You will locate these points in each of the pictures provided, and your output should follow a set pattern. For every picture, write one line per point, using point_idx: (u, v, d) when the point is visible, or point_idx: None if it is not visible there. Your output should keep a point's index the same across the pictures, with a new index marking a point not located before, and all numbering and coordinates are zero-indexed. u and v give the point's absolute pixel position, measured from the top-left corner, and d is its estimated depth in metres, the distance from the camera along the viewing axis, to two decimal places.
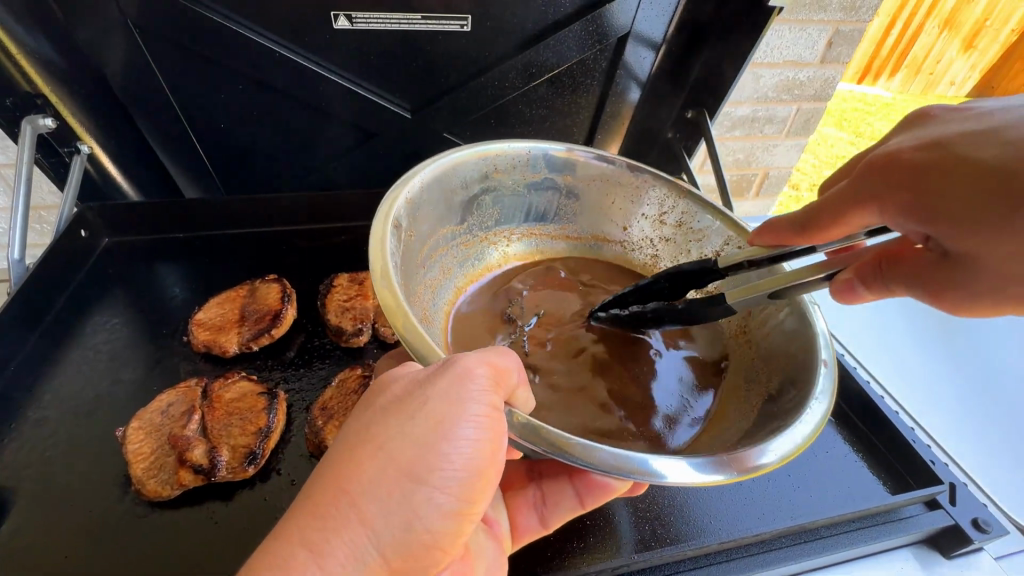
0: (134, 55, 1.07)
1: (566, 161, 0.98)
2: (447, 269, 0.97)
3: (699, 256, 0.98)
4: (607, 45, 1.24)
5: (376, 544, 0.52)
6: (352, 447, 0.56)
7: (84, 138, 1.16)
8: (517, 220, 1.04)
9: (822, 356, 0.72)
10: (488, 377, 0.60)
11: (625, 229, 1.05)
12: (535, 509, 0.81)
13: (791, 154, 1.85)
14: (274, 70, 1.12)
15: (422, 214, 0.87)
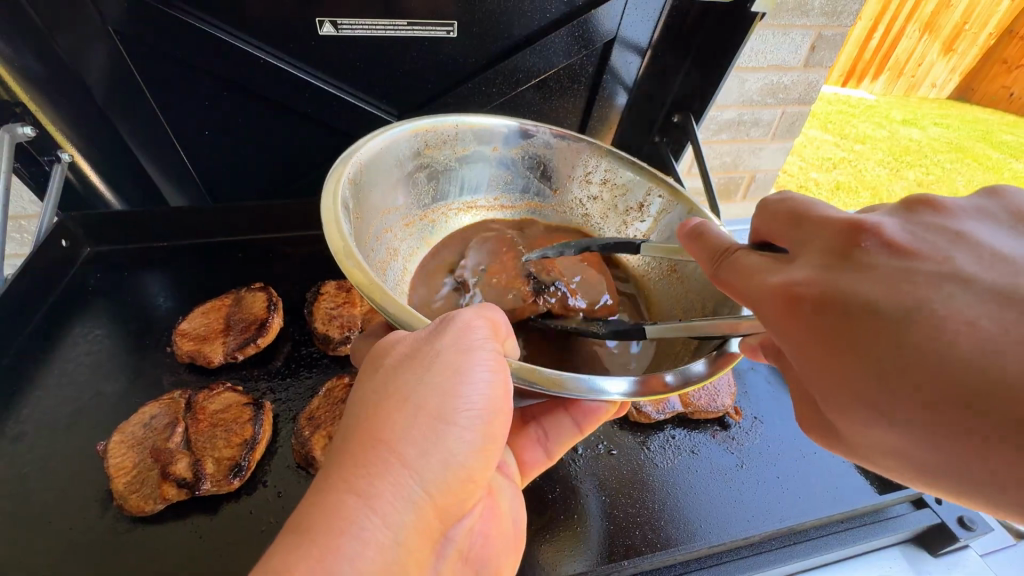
0: (114, 62, 1.05)
1: (492, 133, 0.99)
2: (396, 248, 0.95)
3: (626, 209, 1.01)
4: (594, 50, 1.25)
5: (420, 482, 0.49)
6: (373, 403, 0.52)
7: (65, 146, 1.14)
8: (452, 195, 1.04)
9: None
10: (487, 327, 0.59)
11: (554, 193, 1.07)
12: (540, 443, 0.83)
13: (777, 156, 1.90)
14: (260, 77, 1.11)
15: (365, 195, 0.85)
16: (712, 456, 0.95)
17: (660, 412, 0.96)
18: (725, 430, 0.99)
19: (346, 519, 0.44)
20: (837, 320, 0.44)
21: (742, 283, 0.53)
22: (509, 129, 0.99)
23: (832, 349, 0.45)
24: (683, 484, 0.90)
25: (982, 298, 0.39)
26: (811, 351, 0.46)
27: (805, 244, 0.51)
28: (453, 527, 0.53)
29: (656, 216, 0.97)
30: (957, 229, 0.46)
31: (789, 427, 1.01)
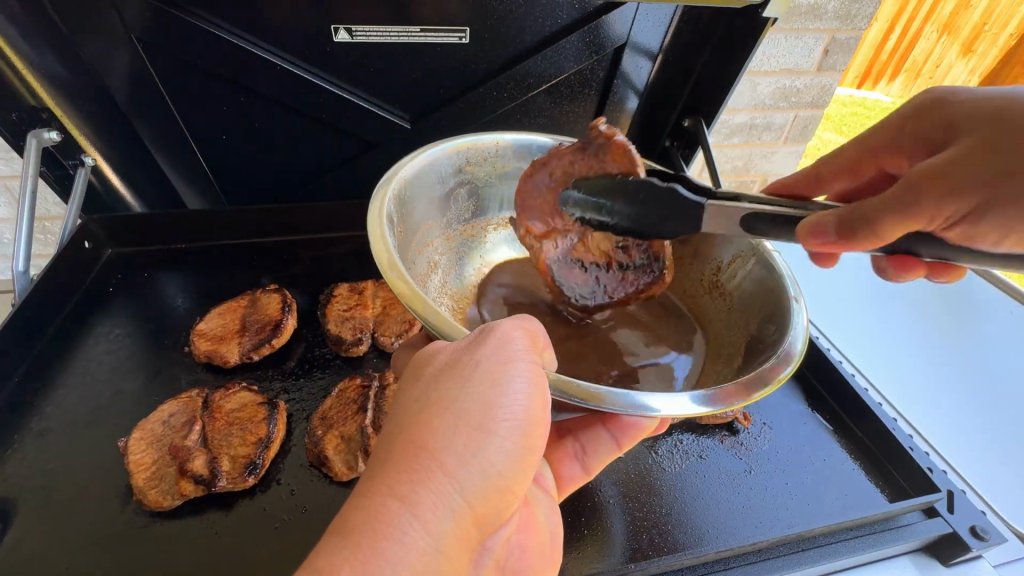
0: (137, 68, 1.08)
1: (534, 150, 0.99)
2: (436, 264, 0.96)
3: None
4: (605, 55, 1.26)
5: (460, 490, 0.50)
6: (415, 412, 0.54)
7: (89, 150, 1.17)
8: (492, 211, 1.04)
9: (791, 293, 0.76)
10: (525, 337, 0.60)
11: None
12: (577, 459, 0.83)
13: (789, 160, 1.89)
14: (276, 83, 1.14)
15: (408, 210, 0.87)
16: (721, 461, 0.95)
17: None
18: (733, 435, 0.99)
19: (388, 525, 0.45)
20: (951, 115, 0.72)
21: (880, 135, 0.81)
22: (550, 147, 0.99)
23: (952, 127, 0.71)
24: (693, 488, 0.90)
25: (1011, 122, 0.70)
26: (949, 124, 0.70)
27: None
28: (490, 535, 0.55)
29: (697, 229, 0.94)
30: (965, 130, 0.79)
31: (801, 434, 1.00)
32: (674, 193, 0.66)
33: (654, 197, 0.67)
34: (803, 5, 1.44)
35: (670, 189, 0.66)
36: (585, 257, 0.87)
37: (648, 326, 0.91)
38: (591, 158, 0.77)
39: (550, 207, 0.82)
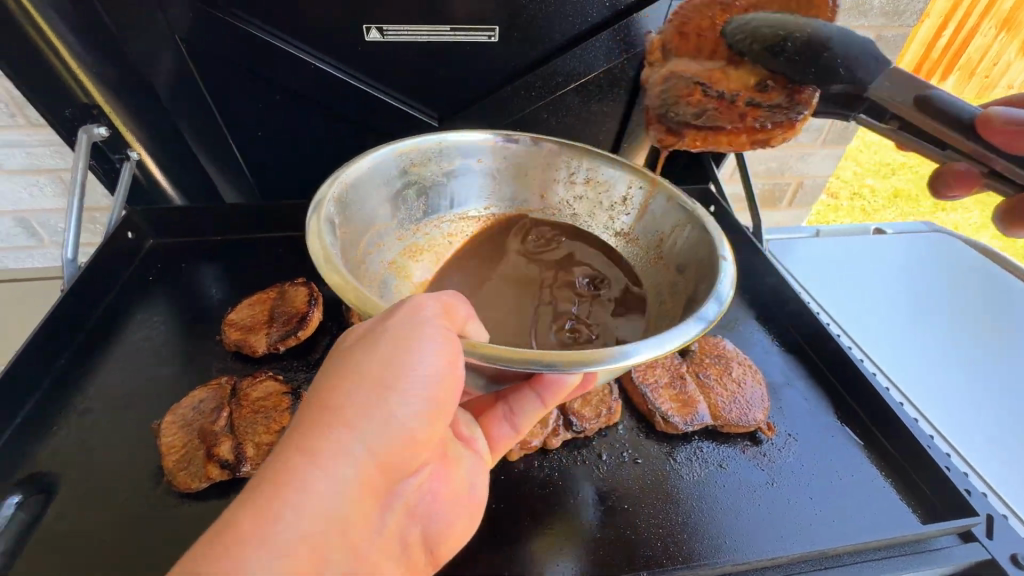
0: (180, 67, 1.13)
1: (475, 144, 1.04)
2: (388, 262, 1.02)
3: (612, 205, 1.07)
4: (635, 54, 1.25)
5: (361, 442, 0.51)
6: (324, 377, 0.55)
7: (134, 146, 1.23)
8: (443, 208, 1.09)
9: (719, 253, 0.84)
10: (438, 305, 0.62)
11: (544, 197, 1.11)
12: (506, 417, 0.81)
13: (827, 162, 1.82)
14: (310, 81, 1.17)
15: (352, 213, 0.92)
16: (742, 472, 0.91)
17: (689, 424, 0.94)
18: (756, 445, 0.96)
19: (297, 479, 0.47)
20: None
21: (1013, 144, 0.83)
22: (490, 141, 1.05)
23: None
24: (709, 497, 0.88)
25: None
26: None
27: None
28: (399, 484, 0.56)
29: (642, 206, 1.03)
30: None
31: (828, 449, 0.96)
32: (876, 53, 0.71)
33: (853, 45, 0.72)
34: (846, 1, 1.39)
35: (873, 49, 0.71)
36: (707, 80, 0.86)
37: (597, 300, 0.98)
38: (793, 5, 0.83)
39: (707, 24, 0.87)
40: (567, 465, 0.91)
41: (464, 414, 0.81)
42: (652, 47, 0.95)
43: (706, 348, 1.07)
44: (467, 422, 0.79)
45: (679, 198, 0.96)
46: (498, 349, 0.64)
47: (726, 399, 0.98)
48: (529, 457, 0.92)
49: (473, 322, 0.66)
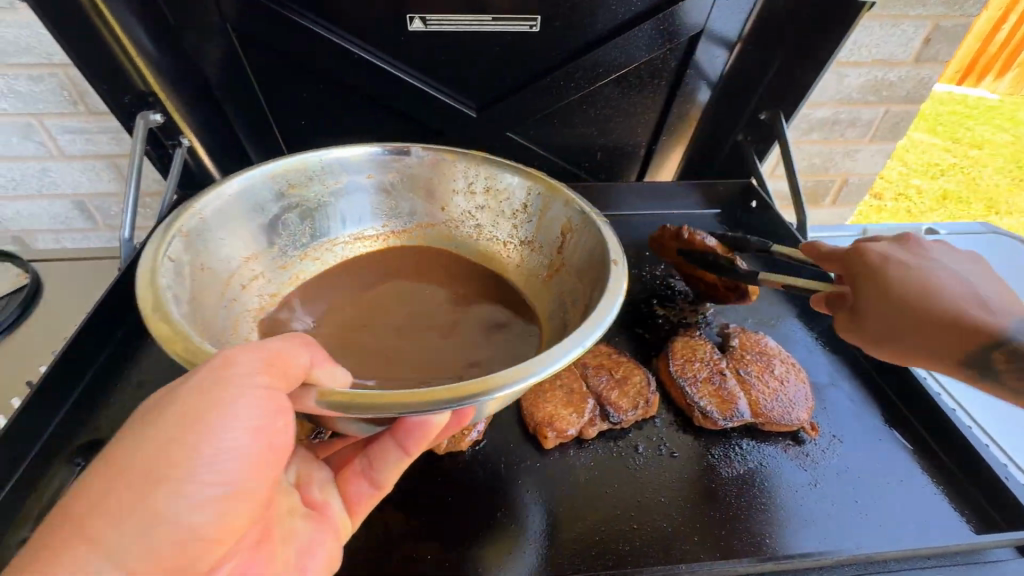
0: (229, 57, 1.16)
1: (364, 161, 1.06)
2: (268, 293, 1.02)
3: (513, 212, 1.07)
4: (678, 44, 1.23)
5: (111, 555, 0.50)
6: (93, 472, 0.53)
7: (186, 133, 1.26)
8: (335, 229, 1.11)
9: (612, 257, 0.83)
10: (260, 359, 0.58)
11: (445, 208, 1.12)
12: (364, 473, 0.80)
13: (875, 159, 1.76)
14: (352, 71, 1.19)
15: (214, 245, 0.92)
16: (783, 471, 0.89)
17: (728, 420, 0.92)
18: (798, 445, 0.93)
19: None
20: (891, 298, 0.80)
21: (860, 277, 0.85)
22: (375, 154, 1.06)
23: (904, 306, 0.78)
24: (750, 496, 0.86)
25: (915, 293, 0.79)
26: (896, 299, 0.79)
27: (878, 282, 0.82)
28: None
29: (540, 212, 1.03)
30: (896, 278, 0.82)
31: (875, 452, 0.93)
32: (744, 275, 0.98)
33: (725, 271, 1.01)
34: None
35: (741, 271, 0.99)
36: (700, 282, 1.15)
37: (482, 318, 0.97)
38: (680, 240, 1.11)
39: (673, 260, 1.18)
40: (603, 456, 0.90)
41: (323, 473, 0.82)
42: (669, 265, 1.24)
43: (747, 344, 1.05)
44: (320, 483, 0.80)
45: (575, 202, 0.96)
46: (350, 398, 0.60)
47: (767, 396, 0.96)
48: (564, 447, 0.91)
49: (326, 366, 0.64)
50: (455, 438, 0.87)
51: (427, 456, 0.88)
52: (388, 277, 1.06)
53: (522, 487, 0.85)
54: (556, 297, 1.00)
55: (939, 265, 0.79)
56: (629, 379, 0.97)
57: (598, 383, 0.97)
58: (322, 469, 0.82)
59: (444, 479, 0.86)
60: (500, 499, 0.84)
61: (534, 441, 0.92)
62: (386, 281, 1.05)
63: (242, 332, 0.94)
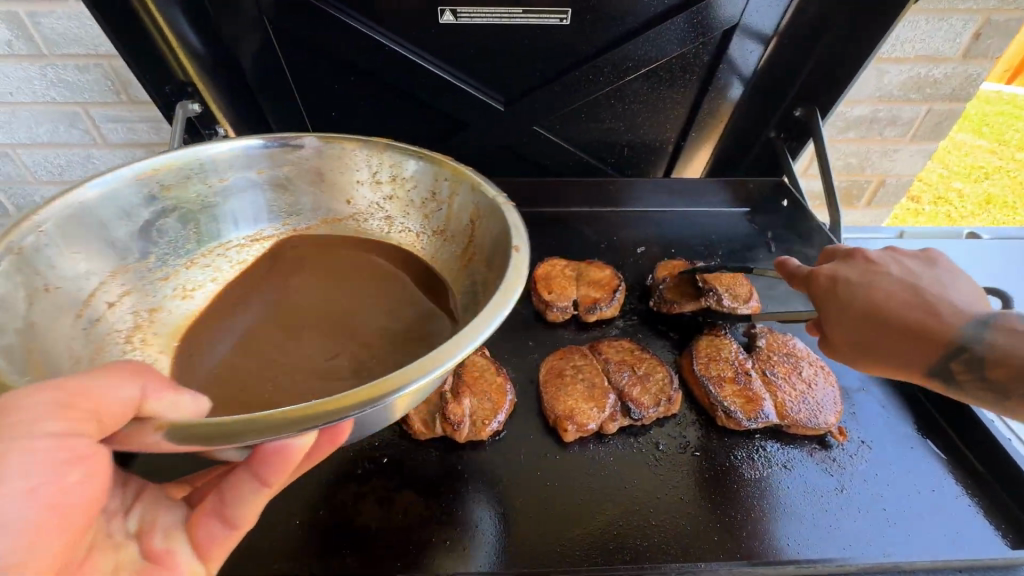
0: (265, 49, 1.19)
1: (254, 155, 0.95)
2: (144, 309, 0.89)
3: (425, 201, 0.98)
4: (711, 38, 1.20)
5: None
6: None
7: (222, 122, 1.31)
8: (227, 231, 0.99)
9: (515, 243, 0.75)
10: (61, 399, 0.51)
11: (351, 201, 1.02)
12: (217, 512, 0.69)
13: (916, 159, 1.69)
14: (382, 62, 1.20)
15: (63, 262, 0.79)
16: (808, 476, 0.87)
17: (752, 421, 0.90)
18: (825, 450, 0.91)
19: None
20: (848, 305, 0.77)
21: (816, 289, 0.82)
22: (257, 146, 0.94)
23: (864, 316, 0.75)
24: (773, 499, 0.84)
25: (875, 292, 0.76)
26: (856, 310, 0.76)
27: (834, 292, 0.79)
28: None
29: (450, 199, 0.95)
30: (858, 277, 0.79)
31: (905, 460, 0.90)
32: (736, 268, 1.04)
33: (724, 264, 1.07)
34: None
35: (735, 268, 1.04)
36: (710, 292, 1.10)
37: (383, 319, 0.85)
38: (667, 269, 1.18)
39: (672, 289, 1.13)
40: (623, 452, 0.90)
41: (174, 513, 0.71)
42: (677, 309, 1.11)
43: (775, 345, 1.03)
44: (166, 529, 0.69)
45: (486, 185, 0.88)
46: (200, 422, 0.52)
47: (793, 399, 0.94)
48: (584, 440, 0.91)
49: (169, 395, 0.56)
50: (475, 427, 0.89)
51: (447, 445, 0.89)
52: (289, 277, 0.94)
53: (540, 479, 0.85)
54: (468, 291, 0.91)
55: (893, 276, 0.76)
56: (652, 376, 0.97)
57: (620, 379, 0.96)
58: (173, 509, 0.72)
59: (464, 468, 0.86)
60: (519, 490, 0.84)
61: (554, 434, 0.92)
62: (283, 286, 0.93)
63: (104, 357, 0.82)
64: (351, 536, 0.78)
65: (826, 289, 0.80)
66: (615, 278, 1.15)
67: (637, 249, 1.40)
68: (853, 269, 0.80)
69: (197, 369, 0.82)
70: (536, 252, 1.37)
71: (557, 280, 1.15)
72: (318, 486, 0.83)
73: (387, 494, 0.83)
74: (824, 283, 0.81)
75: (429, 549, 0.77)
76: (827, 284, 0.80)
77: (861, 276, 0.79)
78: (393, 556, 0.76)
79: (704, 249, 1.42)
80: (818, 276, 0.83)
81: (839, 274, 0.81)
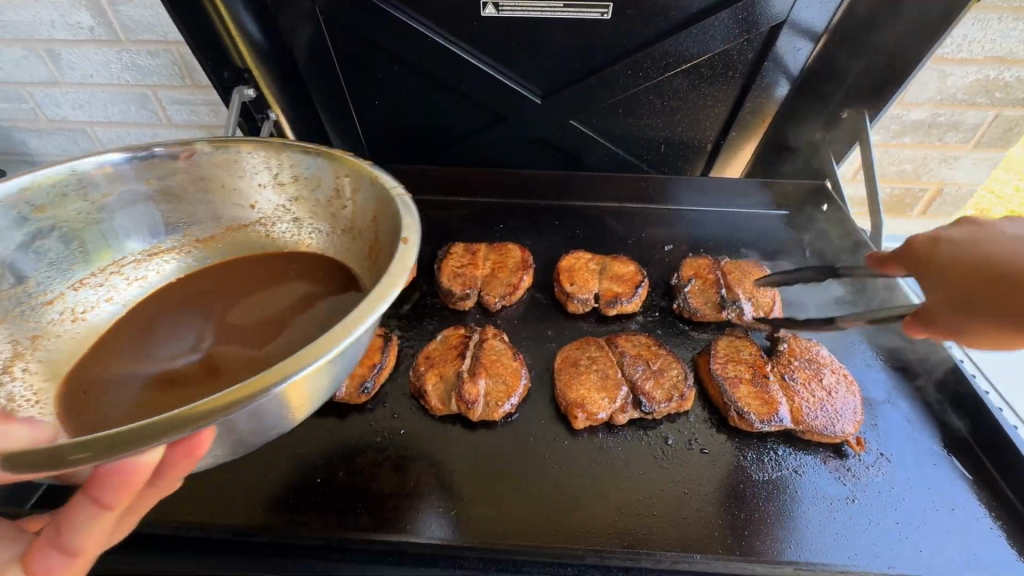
0: (317, 38, 1.25)
1: (136, 166, 0.89)
2: (27, 337, 0.84)
3: (329, 200, 0.96)
4: (757, 35, 1.18)
5: None
6: None
7: (274, 107, 1.40)
8: (124, 246, 0.95)
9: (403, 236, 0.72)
10: None
11: (254, 206, 0.99)
12: (53, 541, 0.54)
13: (979, 167, 1.59)
14: (425, 54, 1.24)
15: None
16: (819, 483, 0.86)
17: (766, 424, 0.90)
18: (840, 458, 0.89)
19: None
20: (959, 270, 0.68)
21: (913, 259, 0.73)
22: (140, 159, 0.89)
23: (982, 279, 0.66)
24: (780, 502, 0.84)
25: (992, 251, 0.67)
26: (969, 275, 0.67)
27: (941, 259, 0.70)
28: None
29: (352, 196, 0.93)
30: (966, 241, 0.70)
31: (925, 475, 0.87)
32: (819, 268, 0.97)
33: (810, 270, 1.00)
34: None
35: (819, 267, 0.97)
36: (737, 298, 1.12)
37: (274, 336, 0.82)
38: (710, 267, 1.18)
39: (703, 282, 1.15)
40: (632, 443, 0.91)
41: (15, 547, 0.57)
42: (703, 306, 1.11)
43: (797, 351, 1.02)
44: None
45: (383, 180, 0.85)
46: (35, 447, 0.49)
47: (811, 405, 0.93)
48: (594, 428, 0.93)
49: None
50: (489, 407, 0.93)
51: (462, 422, 0.94)
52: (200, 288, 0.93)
53: (547, 461, 0.89)
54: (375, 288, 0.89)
55: (1009, 235, 0.68)
56: (666, 371, 0.97)
57: (633, 372, 0.97)
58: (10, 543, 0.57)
59: (477, 444, 0.91)
60: (527, 469, 0.87)
61: (565, 420, 0.94)
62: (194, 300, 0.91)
63: None
64: (366, 496, 0.83)
65: (931, 255, 0.71)
66: (639, 274, 1.16)
67: (665, 246, 1.39)
68: (964, 232, 0.72)
69: (65, 401, 0.77)
70: (564, 245, 1.39)
71: (581, 273, 1.16)
72: (340, 449, 0.89)
73: (402, 461, 0.88)
74: (924, 250, 0.72)
75: (438, 516, 0.81)
76: (932, 252, 0.71)
77: (975, 235, 0.70)
78: (403, 519, 0.81)
79: (738, 251, 1.39)
80: (920, 246, 0.73)
81: (946, 238, 0.72)
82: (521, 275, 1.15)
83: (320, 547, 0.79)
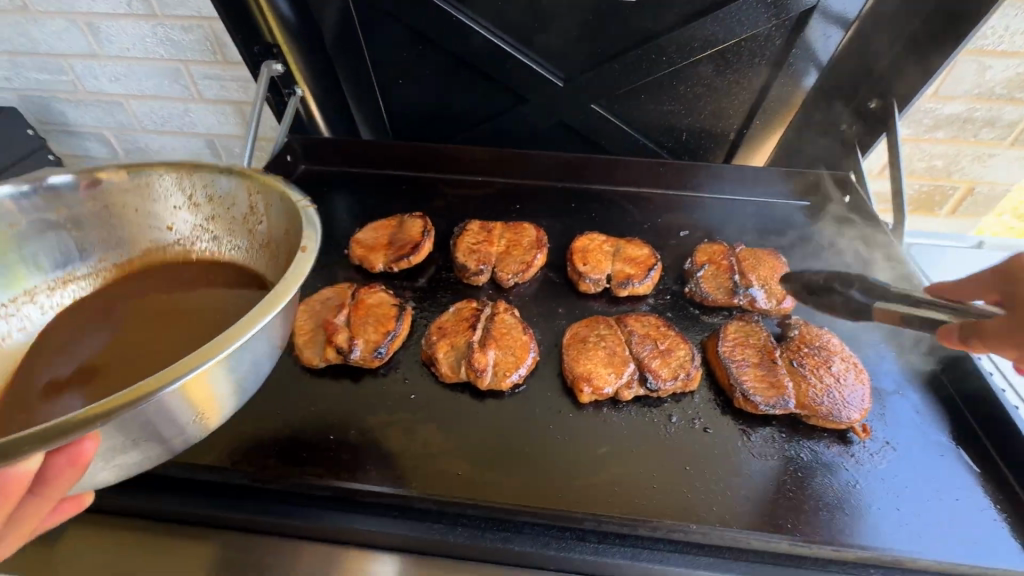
0: (345, 15, 1.28)
1: (37, 197, 0.80)
2: None
3: (245, 219, 0.89)
4: (786, 20, 1.17)
5: None
6: None
7: (301, 83, 1.42)
8: (31, 277, 0.84)
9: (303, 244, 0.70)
10: None
11: (170, 229, 0.91)
12: None
13: (1014, 166, 1.54)
14: (450, 32, 1.26)
15: None
16: (819, 467, 0.87)
17: (770, 406, 0.90)
18: (844, 444, 0.90)
19: None
20: None
21: None
22: (43, 185, 0.80)
23: None
24: (778, 484, 0.84)
25: None
26: None
27: None
28: None
29: (266, 211, 0.87)
30: None
31: (930, 465, 0.87)
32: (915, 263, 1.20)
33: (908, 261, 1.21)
34: None
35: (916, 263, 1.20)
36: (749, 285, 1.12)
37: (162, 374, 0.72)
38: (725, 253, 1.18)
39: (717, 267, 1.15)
40: (636, 419, 0.93)
41: None
42: (717, 290, 1.12)
43: (808, 338, 1.02)
44: None
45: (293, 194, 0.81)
46: None
47: (818, 391, 0.93)
48: (599, 403, 0.95)
49: None
50: (498, 377, 0.95)
51: (471, 391, 0.96)
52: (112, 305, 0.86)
53: (550, 431, 0.91)
54: None
55: None
56: (674, 351, 0.98)
57: (641, 350, 0.99)
58: None
59: (483, 412, 0.93)
60: (530, 438, 0.90)
61: (571, 394, 0.96)
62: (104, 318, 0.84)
63: None
64: (374, 454, 0.87)
65: None
66: (653, 258, 1.16)
67: (681, 232, 1.38)
68: None
69: None
70: (579, 227, 1.39)
71: (595, 254, 1.17)
72: (351, 410, 0.93)
73: (410, 424, 0.91)
74: None
75: (441, 477, 0.84)
76: None
77: None
78: (407, 477, 0.84)
79: (757, 240, 1.37)
80: None
81: None
82: (535, 253, 1.17)
83: (330, 498, 0.83)
